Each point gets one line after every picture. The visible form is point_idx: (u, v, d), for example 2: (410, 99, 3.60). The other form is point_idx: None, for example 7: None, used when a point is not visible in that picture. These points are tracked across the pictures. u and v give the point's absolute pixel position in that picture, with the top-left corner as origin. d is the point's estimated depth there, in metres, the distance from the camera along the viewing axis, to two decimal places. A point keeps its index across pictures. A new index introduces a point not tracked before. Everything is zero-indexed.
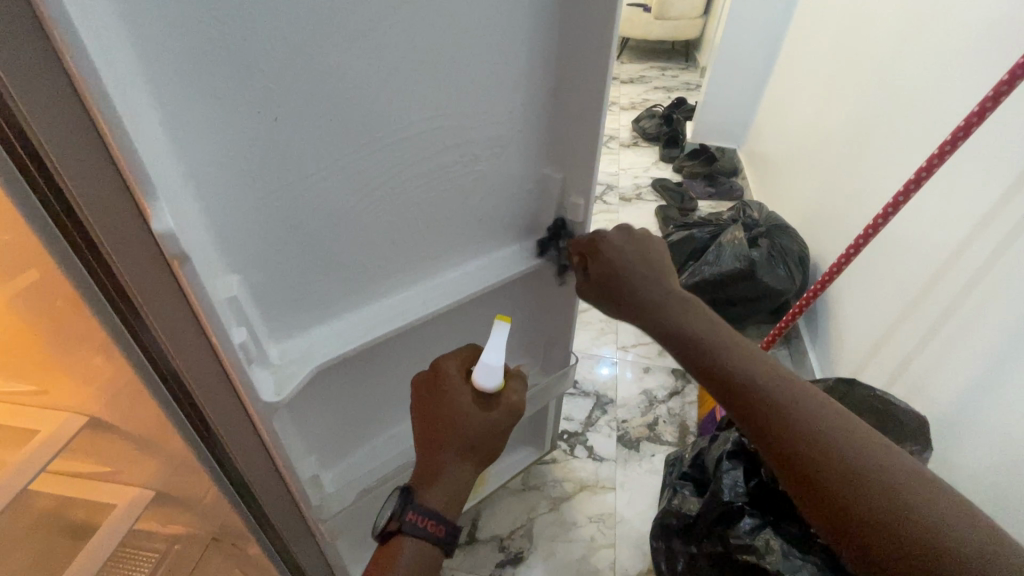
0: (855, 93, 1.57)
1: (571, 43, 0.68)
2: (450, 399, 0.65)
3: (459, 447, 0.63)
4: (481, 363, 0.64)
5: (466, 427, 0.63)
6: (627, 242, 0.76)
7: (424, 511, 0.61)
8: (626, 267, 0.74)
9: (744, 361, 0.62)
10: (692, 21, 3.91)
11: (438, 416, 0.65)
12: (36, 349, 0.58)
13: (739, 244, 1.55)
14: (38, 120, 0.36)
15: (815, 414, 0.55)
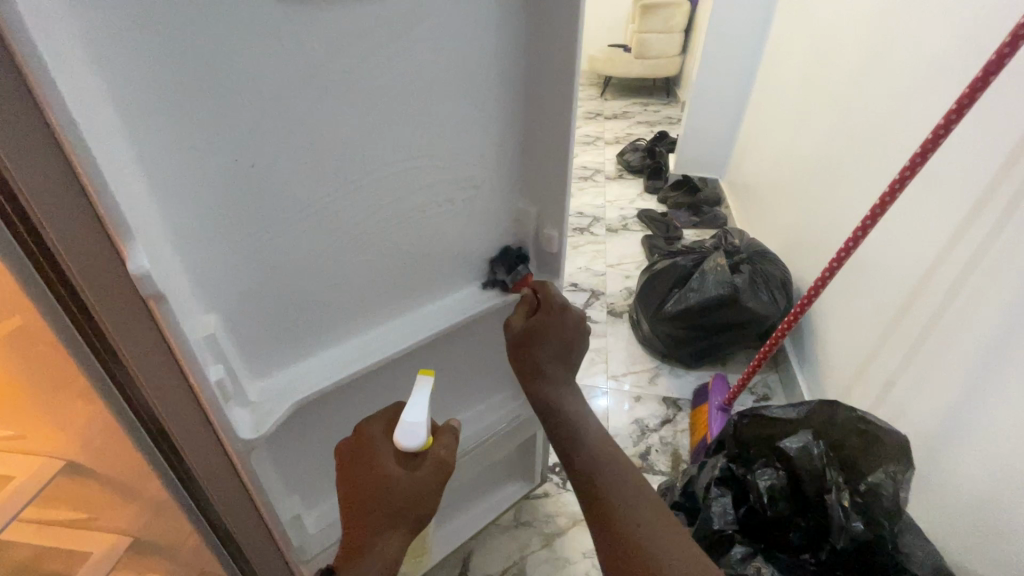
0: (825, 122, 1.64)
1: (538, 89, 0.73)
2: (370, 467, 0.63)
3: (383, 519, 0.62)
4: (401, 423, 0.63)
5: (392, 498, 0.62)
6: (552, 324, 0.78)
7: None
8: (557, 340, 0.78)
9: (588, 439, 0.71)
10: (670, 59, 4.10)
11: (363, 485, 0.63)
12: (15, 392, 0.58)
13: (722, 271, 1.58)
14: (18, 165, 0.38)
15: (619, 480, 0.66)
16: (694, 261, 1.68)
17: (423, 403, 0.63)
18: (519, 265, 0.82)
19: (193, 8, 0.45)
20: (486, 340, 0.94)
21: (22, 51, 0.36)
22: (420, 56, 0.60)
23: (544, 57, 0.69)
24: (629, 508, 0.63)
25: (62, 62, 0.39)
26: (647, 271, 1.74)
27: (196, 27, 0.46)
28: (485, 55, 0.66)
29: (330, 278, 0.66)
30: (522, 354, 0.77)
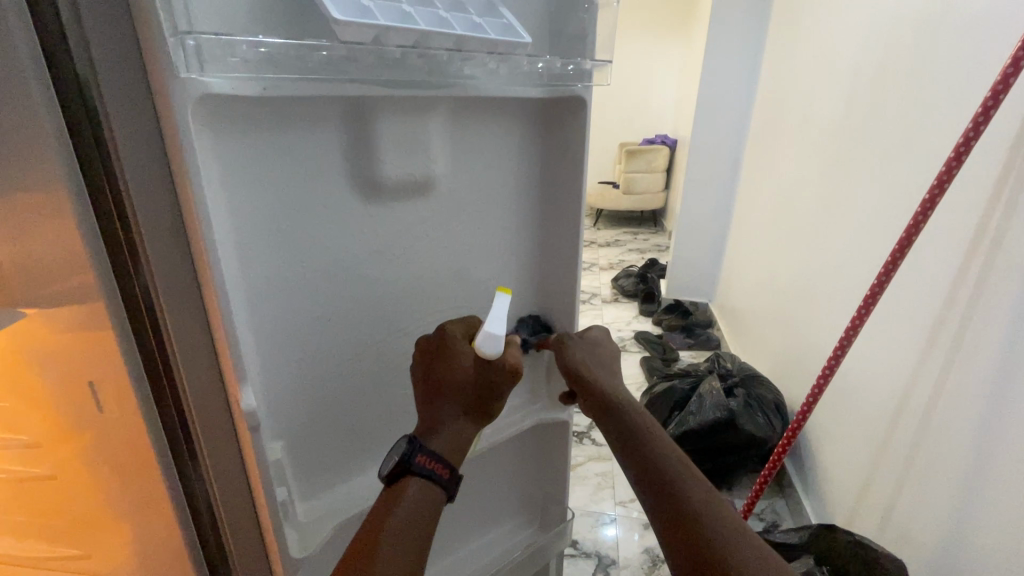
0: (793, 259, 1.85)
1: (549, 249, 0.89)
2: (454, 346, 0.68)
3: (461, 377, 0.67)
4: (483, 332, 0.66)
5: (473, 379, 0.68)
6: (584, 347, 0.84)
7: (433, 453, 0.63)
8: (593, 360, 0.83)
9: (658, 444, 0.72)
10: (656, 195, 4.58)
11: (446, 370, 0.67)
12: (89, 514, 0.64)
13: (717, 394, 1.68)
14: (172, 316, 0.54)
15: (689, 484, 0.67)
16: (691, 385, 1.79)
17: (504, 317, 0.67)
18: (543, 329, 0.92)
19: (304, 217, 0.60)
20: (502, 464, 1.00)
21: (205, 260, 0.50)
22: (460, 231, 0.77)
23: (554, 227, 0.87)
24: (706, 512, 0.64)
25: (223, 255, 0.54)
26: (647, 395, 1.85)
27: (305, 225, 0.61)
28: (508, 226, 0.83)
29: (374, 408, 0.77)
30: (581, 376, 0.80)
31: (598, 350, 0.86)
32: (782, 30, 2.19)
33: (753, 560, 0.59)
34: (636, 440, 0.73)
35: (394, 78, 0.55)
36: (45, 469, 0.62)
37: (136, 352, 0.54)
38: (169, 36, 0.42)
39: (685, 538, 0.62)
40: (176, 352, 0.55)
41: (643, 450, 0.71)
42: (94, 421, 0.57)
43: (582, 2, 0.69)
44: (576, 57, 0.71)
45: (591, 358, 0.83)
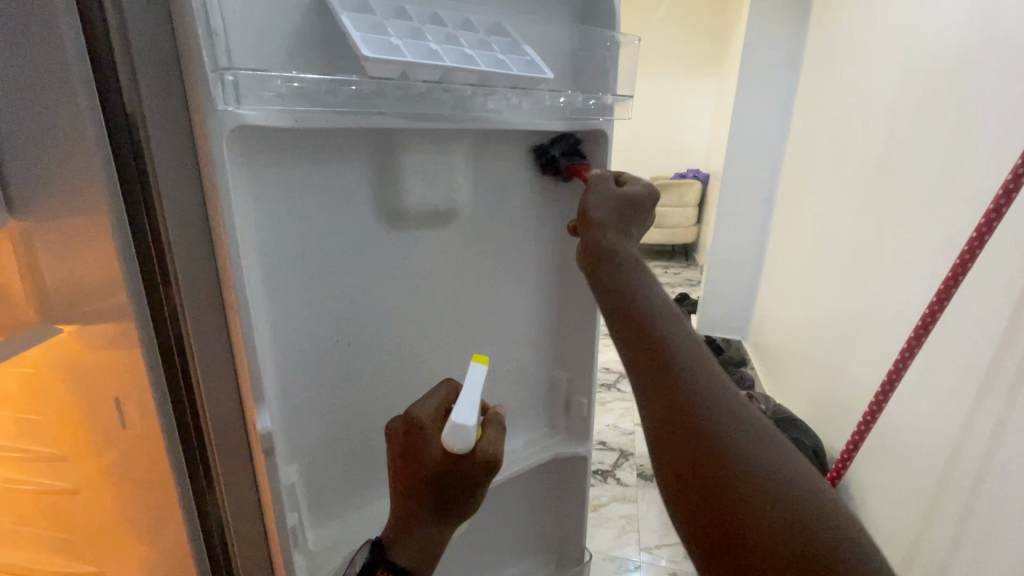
0: (829, 296, 1.78)
1: (571, 280, 0.89)
2: (421, 441, 0.61)
3: (427, 487, 0.60)
4: (449, 424, 0.54)
5: (443, 487, 0.60)
6: (616, 207, 0.70)
7: (396, 568, 0.61)
8: (625, 218, 0.70)
9: (691, 363, 0.56)
10: (687, 229, 4.54)
11: (412, 468, 0.61)
12: (106, 528, 0.65)
13: None
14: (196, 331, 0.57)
15: (725, 421, 0.53)
16: None
17: (478, 397, 0.57)
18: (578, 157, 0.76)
19: (329, 243, 0.62)
20: (519, 500, 0.97)
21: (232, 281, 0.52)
22: (482, 260, 0.77)
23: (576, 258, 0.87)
24: (742, 455, 0.51)
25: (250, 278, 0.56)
26: None
27: (330, 251, 0.62)
28: (531, 256, 0.83)
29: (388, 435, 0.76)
30: (592, 240, 0.68)
31: (633, 209, 0.70)
32: (816, 67, 2.18)
33: (800, 515, 0.48)
34: (651, 333, 0.58)
35: (421, 111, 0.56)
36: (67, 481, 0.64)
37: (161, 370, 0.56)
38: (210, 73, 0.44)
39: (714, 485, 0.51)
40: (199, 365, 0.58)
41: (659, 346, 0.57)
42: (116, 436, 0.59)
43: (606, 40, 0.70)
44: (599, 92, 0.72)
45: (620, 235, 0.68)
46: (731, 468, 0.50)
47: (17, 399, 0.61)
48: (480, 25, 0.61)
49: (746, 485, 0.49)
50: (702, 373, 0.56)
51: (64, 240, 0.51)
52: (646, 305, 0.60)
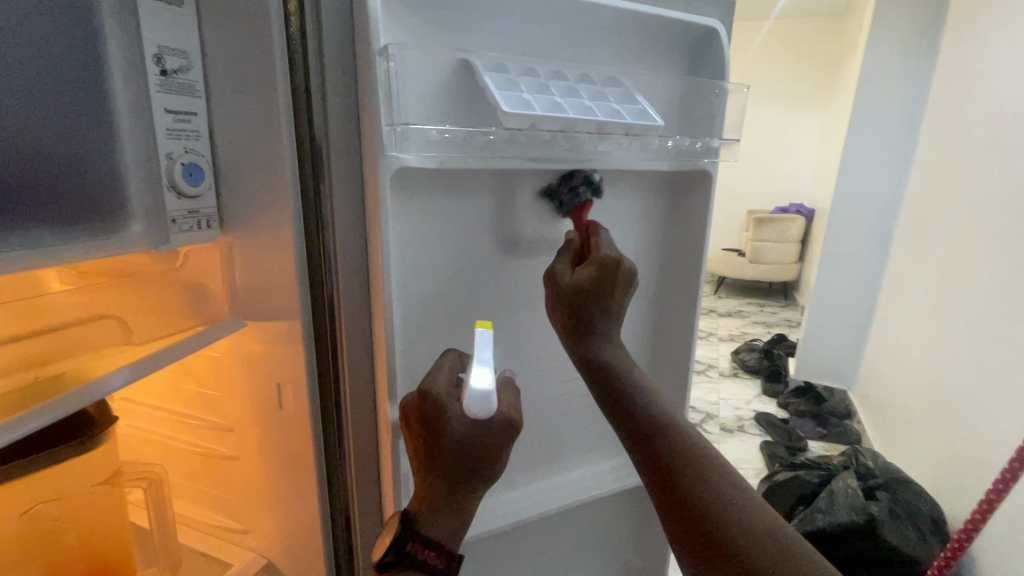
0: (955, 347, 1.62)
1: (668, 311, 0.93)
2: (438, 409, 0.59)
3: (448, 452, 0.59)
4: (468, 391, 0.57)
5: (468, 449, 0.59)
6: (574, 299, 0.69)
7: (427, 541, 0.59)
8: (597, 305, 0.69)
9: (682, 447, 0.64)
10: (788, 266, 4.28)
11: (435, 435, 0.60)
12: (258, 490, 0.76)
13: (853, 495, 1.47)
14: (347, 334, 0.68)
15: (713, 497, 0.59)
16: (820, 479, 1.60)
17: (490, 360, 0.59)
18: (581, 188, 0.73)
19: (457, 265, 0.71)
20: (604, 525, 0.98)
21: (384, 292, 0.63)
22: None
23: (675, 291, 0.91)
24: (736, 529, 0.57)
25: (395, 292, 0.66)
26: (766, 483, 1.70)
27: (457, 271, 0.72)
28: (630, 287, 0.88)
29: None
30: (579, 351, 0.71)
31: (591, 292, 0.68)
32: (944, 100, 2.03)
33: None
34: (653, 438, 0.65)
35: (544, 155, 0.65)
36: (230, 449, 0.77)
37: (316, 362, 0.68)
38: (386, 125, 0.55)
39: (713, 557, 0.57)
40: (346, 363, 0.69)
41: (657, 442, 0.65)
42: (274, 415, 0.71)
43: (714, 88, 0.74)
44: (705, 136, 0.76)
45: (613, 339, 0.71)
46: (740, 557, 0.55)
47: (201, 378, 0.75)
48: (598, 79, 0.69)
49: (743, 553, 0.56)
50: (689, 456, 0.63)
51: (258, 252, 0.65)
52: (630, 400, 0.68)
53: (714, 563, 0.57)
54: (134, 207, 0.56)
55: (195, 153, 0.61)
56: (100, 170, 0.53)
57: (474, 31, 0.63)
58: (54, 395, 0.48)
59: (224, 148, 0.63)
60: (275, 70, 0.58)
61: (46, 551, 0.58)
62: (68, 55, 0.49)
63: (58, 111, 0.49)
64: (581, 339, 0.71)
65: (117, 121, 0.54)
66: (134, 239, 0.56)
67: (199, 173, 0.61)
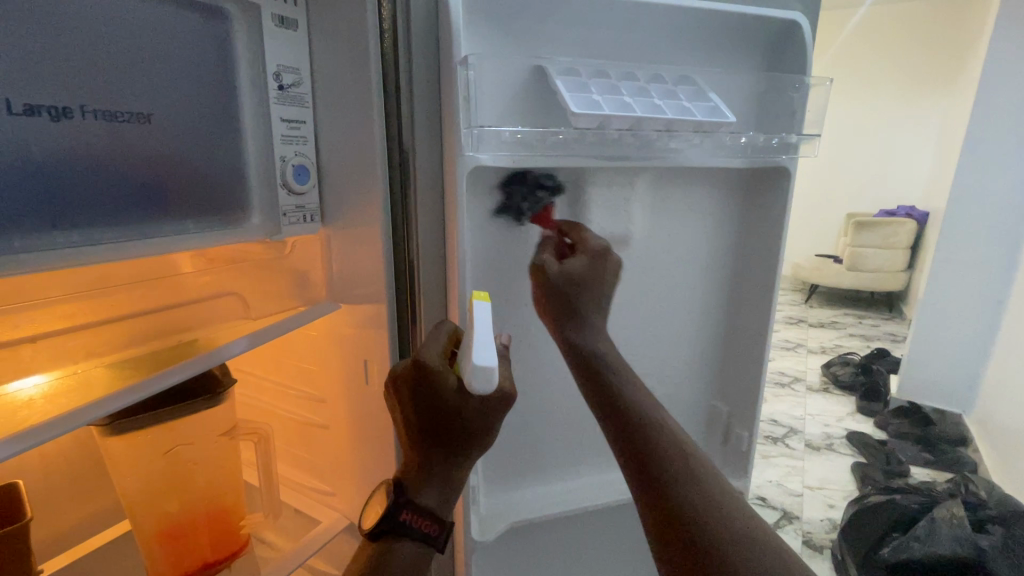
0: None
1: (741, 311, 0.90)
2: (432, 385, 0.56)
3: (439, 425, 0.58)
4: (469, 368, 0.52)
5: (458, 423, 0.58)
6: (565, 283, 0.70)
7: (421, 511, 0.60)
8: (585, 288, 0.71)
9: (648, 413, 0.67)
10: (893, 274, 3.90)
11: (429, 409, 0.58)
12: (345, 456, 0.86)
13: (960, 525, 1.32)
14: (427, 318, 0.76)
15: (672, 459, 0.62)
16: (921, 505, 1.45)
17: (488, 338, 0.55)
18: (540, 192, 0.73)
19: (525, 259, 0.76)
20: None
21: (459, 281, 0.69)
22: (653, 284, 0.84)
23: (748, 291, 0.89)
24: (691, 494, 0.59)
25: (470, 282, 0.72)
26: (856, 504, 1.57)
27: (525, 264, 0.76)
28: (700, 285, 0.87)
29: (552, 431, 0.86)
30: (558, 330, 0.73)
31: (582, 281, 0.71)
32: None
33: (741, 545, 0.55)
34: (626, 406, 0.68)
35: (613, 152, 0.67)
36: (322, 418, 0.87)
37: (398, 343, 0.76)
38: (463, 128, 0.60)
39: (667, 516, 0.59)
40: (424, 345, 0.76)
41: (624, 404, 0.68)
42: (360, 389, 0.79)
43: (794, 82, 0.72)
44: (783, 131, 0.74)
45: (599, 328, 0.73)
46: (692, 521, 0.57)
47: (301, 354, 0.86)
48: (670, 78, 0.70)
49: (696, 517, 0.58)
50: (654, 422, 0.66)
51: (351, 242, 0.74)
52: (601, 362, 0.71)
53: (670, 524, 0.58)
54: (253, 203, 0.66)
55: (305, 158, 0.70)
56: (229, 171, 0.63)
57: (548, 38, 0.67)
58: (189, 358, 0.59)
59: (326, 152, 0.72)
60: (370, 81, 0.66)
61: (181, 488, 0.69)
62: (210, 76, 0.60)
63: (201, 122, 0.60)
64: (562, 320, 0.72)
65: (243, 130, 0.64)
66: (253, 230, 0.66)
67: (307, 175, 0.71)
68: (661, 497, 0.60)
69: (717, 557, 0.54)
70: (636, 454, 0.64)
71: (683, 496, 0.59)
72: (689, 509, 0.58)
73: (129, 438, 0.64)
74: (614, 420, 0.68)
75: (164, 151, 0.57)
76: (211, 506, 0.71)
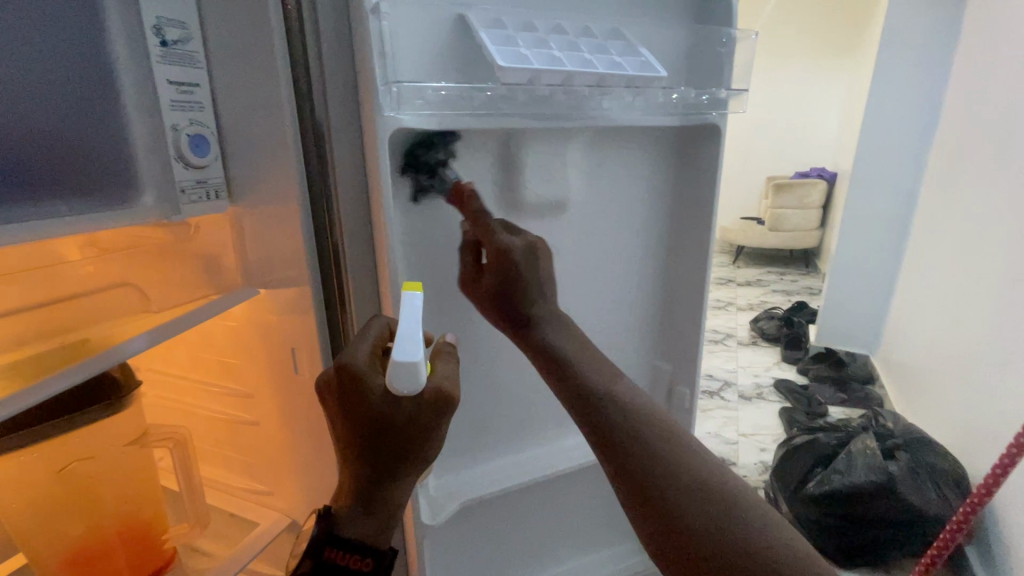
0: (979, 306, 1.58)
1: (677, 272, 0.92)
2: (360, 390, 0.52)
3: (369, 442, 0.53)
4: (392, 366, 0.49)
5: (391, 434, 0.53)
6: (526, 261, 0.71)
7: (346, 548, 0.55)
8: (517, 274, 0.71)
9: (614, 407, 0.64)
10: (808, 232, 4.19)
11: (353, 419, 0.53)
12: (279, 451, 0.80)
13: (873, 455, 1.46)
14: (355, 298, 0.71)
15: (648, 451, 0.60)
16: (839, 441, 1.59)
17: (420, 328, 0.51)
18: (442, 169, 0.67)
19: (459, 229, 0.72)
20: (618, 487, 0.99)
21: (388, 255, 0.64)
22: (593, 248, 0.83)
23: (683, 250, 0.90)
24: (668, 487, 0.57)
25: (402, 257, 0.68)
26: (784, 445, 1.68)
27: (459, 236, 0.72)
28: (637, 247, 0.87)
29: (500, 406, 0.84)
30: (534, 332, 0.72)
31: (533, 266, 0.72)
32: (974, 49, 1.94)
33: (720, 532, 0.53)
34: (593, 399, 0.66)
35: (545, 111, 0.64)
36: (252, 414, 0.80)
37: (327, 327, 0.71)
38: (380, 85, 0.55)
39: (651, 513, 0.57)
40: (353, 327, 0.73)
41: (591, 399, 0.66)
42: (291, 379, 0.73)
43: (722, 37, 0.72)
44: (712, 87, 0.74)
45: (551, 317, 0.74)
46: (673, 512, 0.55)
47: (220, 347, 0.78)
48: (599, 32, 0.68)
49: (677, 509, 0.55)
50: (620, 413, 0.64)
51: (266, 220, 0.66)
52: (559, 349, 0.71)
53: (658, 519, 0.56)
54: (144, 180, 0.57)
55: (201, 127, 0.62)
56: (109, 142, 0.54)
57: None
58: (77, 361, 0.51)
59: (226, 118, 0.64)
60: (271, 35, 0.58)
61: (88, 505, 0.61)
62: (71, 26, 0.50)
63: (64, 83, 0.50)
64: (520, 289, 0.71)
65: (122, 93, 0.55)
66: (145, 211, 0.58)
67: (206, 146, 0.63)
68: (645, 495, 0.58)
69: (704, 544, 0.53)
70: (615, 456, 0.61)
71: (660, 492, 0.57)
72: (670, 502, 0.56)
73: (13, 458, 0.55)
74: (590, 418, 0.65)
75: (24, 119, 0.47)
76: (127, 521, 0.64)
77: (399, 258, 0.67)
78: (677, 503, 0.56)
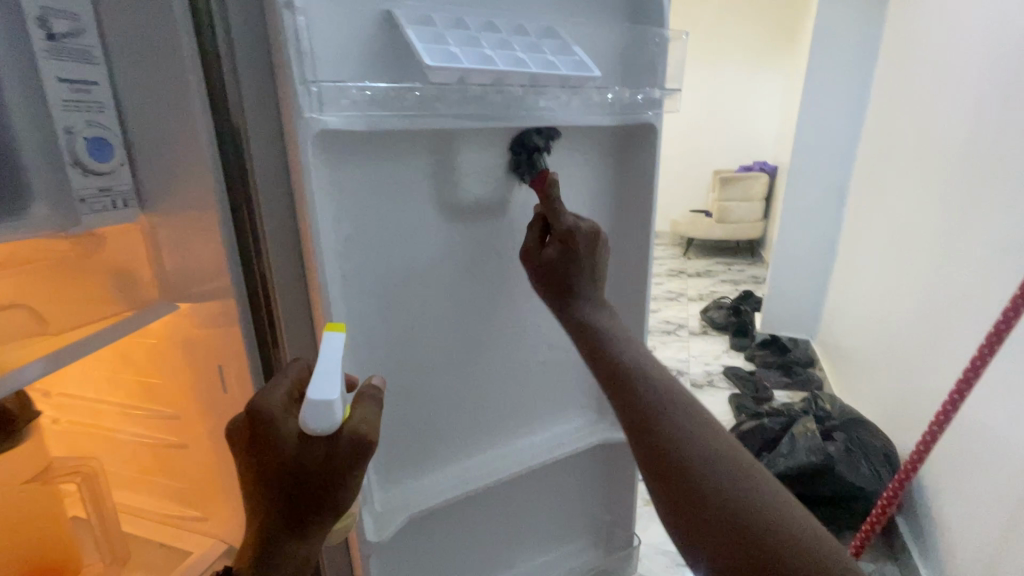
0: (904, 290, 1.69)
1: (621, 270, 0.92)
2: (267, 434, 0.49)
3: (275, 492, 0.50)
4: (306, 404, 0.46)
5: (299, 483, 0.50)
6: (584, 250, 0.73)
7: None
8: (579, 258, 0.73)
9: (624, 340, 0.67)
10: (752, 223, 4.37)
11: (260, 467, 0.50)
12: (209, 473, 0.74)
13: (812, 436, 1.54)
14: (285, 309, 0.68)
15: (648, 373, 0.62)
16: (783, 425, 1.67)
17: (339, 367, 0.48)
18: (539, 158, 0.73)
19: (395, 233, 0.69)
20: (571, 486, 0.99)
21: (317, 264, 0.61)
22: None
23: (627, 248, 0.91)
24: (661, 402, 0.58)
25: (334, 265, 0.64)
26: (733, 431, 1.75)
27: (396, 241, 0.70)
28: None
29: (447, 413, 0.82)
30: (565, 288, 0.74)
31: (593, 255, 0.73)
32: (894, 48, 2.07)
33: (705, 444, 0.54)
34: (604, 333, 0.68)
35: (479, 111, 0.62)
36: (179, 437, 0.74)
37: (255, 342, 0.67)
38: (298, 85, 0.52)
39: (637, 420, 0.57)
40: (285, 339, 0.69)
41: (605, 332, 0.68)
42: (218, 398, 0.69)
43: (654, 37, 0.73)
44: (647, 87, 0.75)
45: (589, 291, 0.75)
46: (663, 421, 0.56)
47: (138, 366, 0.72)
48: (533, 30, 0.66)
49: (665, 419, 0.56)
50: (626, 347, 0.66)
51: (181, 228, 0.61)
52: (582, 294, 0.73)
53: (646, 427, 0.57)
54: (33, 187, 0.52)
55: (101, 127, 0.56)
56: None
57: None
58: None
59: (131, 118, 0.59)
60: (177, 28, 0.53)
61: None
62: None
63: None
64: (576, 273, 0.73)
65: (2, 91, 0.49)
66: (37, 222, 0.52)
67: (109, 149, 0.57)
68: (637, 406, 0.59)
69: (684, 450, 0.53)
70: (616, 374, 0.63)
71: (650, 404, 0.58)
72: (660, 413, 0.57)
73: None
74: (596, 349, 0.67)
75: None
76: None
77: (331, 266, 0.63)
78: (667, 415, 0.57)
